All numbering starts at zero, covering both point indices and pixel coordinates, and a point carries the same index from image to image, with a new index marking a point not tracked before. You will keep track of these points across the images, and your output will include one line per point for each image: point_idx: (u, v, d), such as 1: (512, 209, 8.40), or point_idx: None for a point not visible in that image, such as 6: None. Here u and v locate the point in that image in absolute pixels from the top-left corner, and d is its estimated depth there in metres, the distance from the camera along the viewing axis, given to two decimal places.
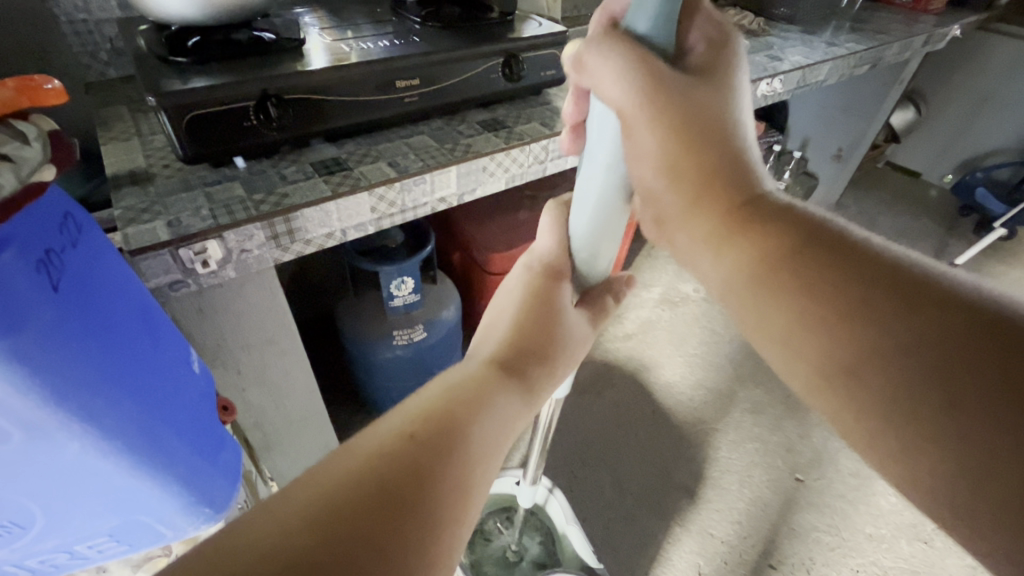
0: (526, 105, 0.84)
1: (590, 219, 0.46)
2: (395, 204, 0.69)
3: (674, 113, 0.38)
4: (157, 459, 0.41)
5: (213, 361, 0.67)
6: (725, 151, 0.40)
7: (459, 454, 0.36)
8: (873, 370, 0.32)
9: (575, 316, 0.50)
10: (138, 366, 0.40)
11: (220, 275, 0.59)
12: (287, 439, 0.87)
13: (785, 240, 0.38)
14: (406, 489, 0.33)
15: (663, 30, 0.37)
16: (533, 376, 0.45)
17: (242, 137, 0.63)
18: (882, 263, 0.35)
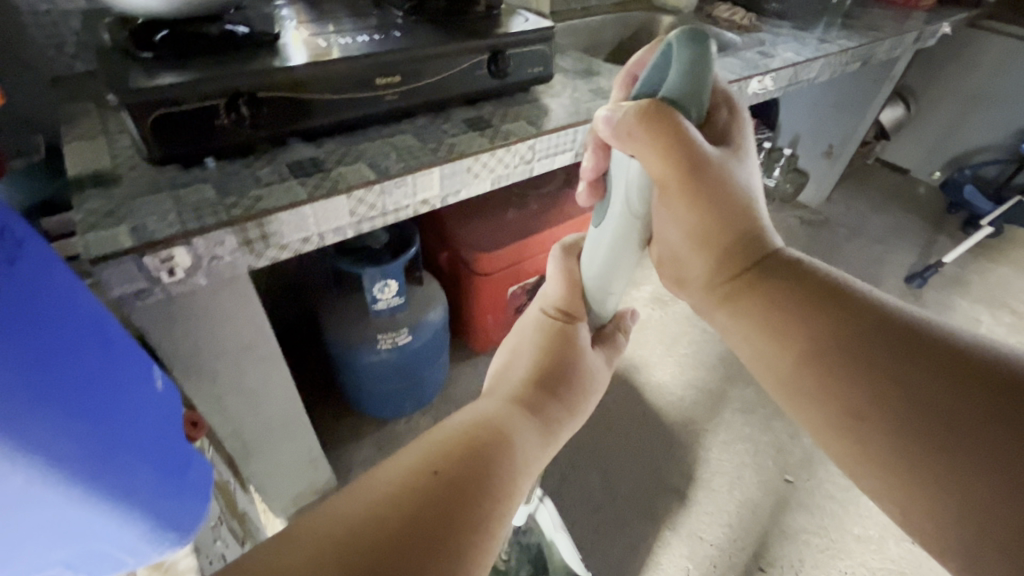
0: (512, 103, 0.81)
1: (601, 266, 0.50)
2: (375, 206, 0.66)
3: (705, 185, 0.43)
4: (106, 486, 0.38)
5: (185, 371, 0.64)
6: (744, 220, 0.47)
7: (490, 487, 0.35)
8: (869, 417, 0.39)
9: (589, 355, 0.51)
10: (89, 390, 0.37)
11: (191, 283, 0.57)
12: (268, 448, 0.85)
13: (796, 296, 0.44)
14: (437, 521, 0.31)
15: (690, 93, 0.39)
16: (553, 415, 0.46)
17: (212, 137, 0.60)
18: (883, 321, 0.41)
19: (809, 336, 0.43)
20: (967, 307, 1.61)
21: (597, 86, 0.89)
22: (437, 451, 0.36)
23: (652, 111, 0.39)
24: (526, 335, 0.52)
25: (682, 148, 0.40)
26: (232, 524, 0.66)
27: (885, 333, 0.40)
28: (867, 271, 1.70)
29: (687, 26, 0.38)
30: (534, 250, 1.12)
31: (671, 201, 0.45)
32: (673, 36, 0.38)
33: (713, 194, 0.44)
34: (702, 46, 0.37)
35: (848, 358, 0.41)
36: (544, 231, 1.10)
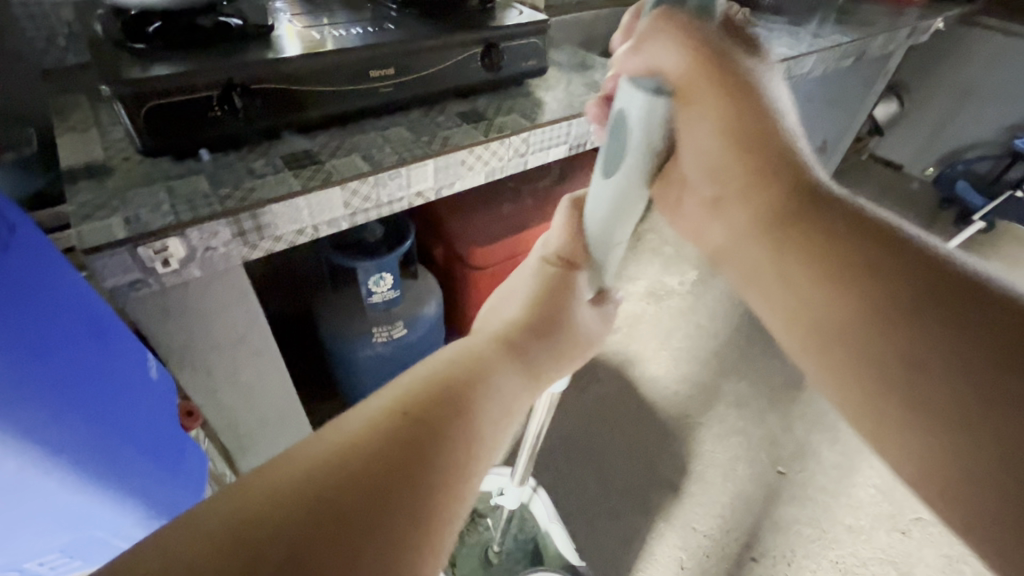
0: (506, 97, 0.82)
1: (605, 211, 0.44)
2: (369, 198, 0.67)
3: (730, 94, 0.44)
4: (99, 474, 0.39)
5: (180, 363, 0.64)
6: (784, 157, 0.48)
7: (466, 430, 0.35)
8: (897, 349, 0.41)
9: (581, 310, 0.48)
10: (85, 379, 0.37)
11: (185, 274, 0.57)
12: (263, 441, 0.85)
13: (839, 232, 0.45)
14: (415, 458, 0.31)
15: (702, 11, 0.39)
16: (541, 361, 0.44)
17: (206, 130, 0.60)
18: (931, 265, 0.42)
19: (849, 272, 0.44)
20: None
21: (591, 80, 0.90)
22: (422, 391, 0.35)
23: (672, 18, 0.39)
24: (521, 280, 0.49)
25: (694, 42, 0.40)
26: None
27: (928, 276, 0.41)
28: None
29: None
30: (529, 244, 1.12)
31: (702, 114, 0.45)
32: None
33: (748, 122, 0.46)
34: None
35: (890, 293, 0.42)
36: (539, 225, 1.10)
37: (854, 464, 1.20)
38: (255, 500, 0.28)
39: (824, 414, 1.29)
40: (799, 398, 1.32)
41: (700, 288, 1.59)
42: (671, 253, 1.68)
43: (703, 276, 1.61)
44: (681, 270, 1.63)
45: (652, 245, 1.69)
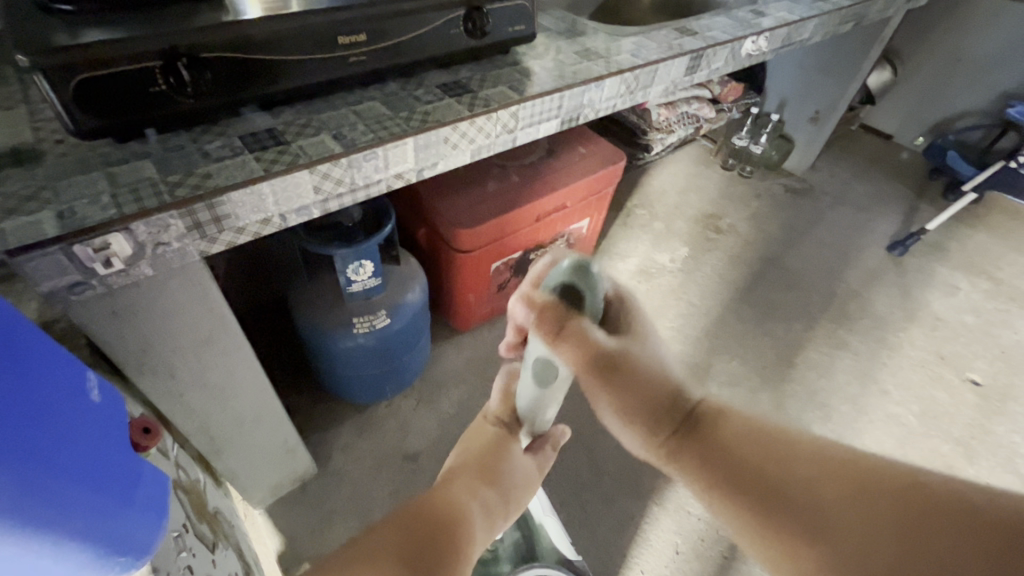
0: (492, 66, 0.75)
1: (528, 400, 0.57)
2: (341, 182, 0.60)
3: (623, 380, 0.44)
4: (18, 510, 0.31)
5: (138, 369, 0.59)
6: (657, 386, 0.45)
7: (465, 524, 0.46)
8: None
9: (516, 459, 0.61)
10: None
11: (134, 273, 0.50)
12: (239, 441, 0.80)
13: (730, 457, 0.41)
14: (443, 535, 0.43)
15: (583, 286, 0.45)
16: (495, 499, 0.54)
17: (150, 106, 0.52)
18: (814, 481, 0.37)
19: (789, 552, 0.36)
20: (948, 274, 1.62)
21: (584, 47, 0.83)
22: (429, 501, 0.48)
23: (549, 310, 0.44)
24: (470, 442, 0.62)
25: (588, 346, 0.44)
26: (202, 528, 0.62)
27: (864, 518, 0.34)
28: (849, 240, 1.69)
29: (573, 259, 0.45)
30: (517, 225, 1.07)
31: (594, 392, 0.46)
32: (564, 267, 0.46)
33: (633, 376, 0.44)
34: (588, 268, 0.45)
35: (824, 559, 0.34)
36: (528, 204, 1.05)
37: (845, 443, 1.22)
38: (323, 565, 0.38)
39: (814, 391, 1.30)
40: (791, 376, 1.33)
41: (691, 264, 1.56)
42: (661, 229, 1.64)
43: (694, 252, 1.58)
44: (671, 246, 1.59)
45: (641, 220, 1.65)
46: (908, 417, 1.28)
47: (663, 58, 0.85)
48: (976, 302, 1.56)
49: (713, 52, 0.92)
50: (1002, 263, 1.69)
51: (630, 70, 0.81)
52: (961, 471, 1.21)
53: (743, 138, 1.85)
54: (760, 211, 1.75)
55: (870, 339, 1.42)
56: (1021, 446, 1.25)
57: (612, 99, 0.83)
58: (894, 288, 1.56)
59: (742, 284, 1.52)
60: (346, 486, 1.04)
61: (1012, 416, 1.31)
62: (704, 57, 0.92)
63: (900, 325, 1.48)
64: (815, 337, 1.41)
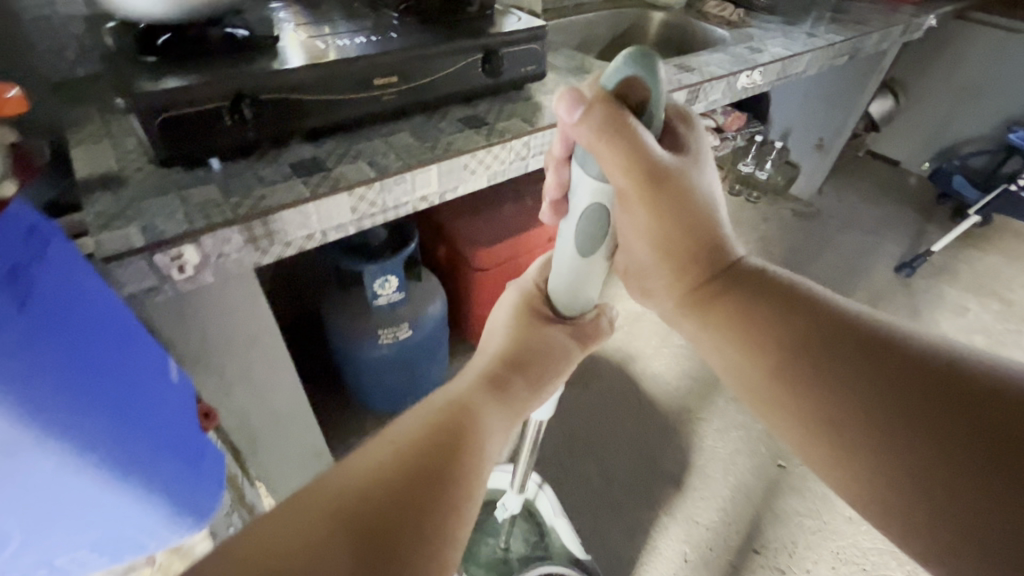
0: (507, 101, 0.83)
1: (568, 277, 0.51)
2: (375, 204, 0.69)
3: (660, 206, 0.46)
4: (102, 452, 0.38)
5: (194, 366, 0.66)
6: (704, 225, 0.49)
7: (471, 447, 0.39)
8: (808, 395, 0.41)
9: (549, 329, 0.52)
10: (100, 379, 0.38)
11: (199, 280, 0.59)
12: (274, 441, 0.87)
13: (765, 305, 0.46)
14: (407, 512, 0.33)
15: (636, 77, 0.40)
16: (521, 393, 0.47)
17: (217, 140, 0.62)
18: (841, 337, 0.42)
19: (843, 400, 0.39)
20: (955, 295, 1.66)
21: None
22: (438, 408, 0.41)
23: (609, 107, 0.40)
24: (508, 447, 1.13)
25: (633, 147, 0.41)
26: (242, 513, 0.69)
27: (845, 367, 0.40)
28: (854, 262, 1.74)
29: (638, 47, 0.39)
30: (530, 245, 1.14)
31: (630, 209, 0.47)
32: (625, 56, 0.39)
33: (676, 202, 0.47)
34: (654, 66, 0.39)
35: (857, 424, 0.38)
36: (540, 225, 1.12)
37: None
38: (285, 530, 0.32)
39: None
40: None
41: None
42: None
43: None
44: None
45: None
46: None
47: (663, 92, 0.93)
48: (985, 322, 1.58)
49: (710, 86, 1.01)
50: (1012, 285, 1.70)
51: None
52: None
53: (748, 164, 1.90)
54: (766, 234, 1.82)
55: None
56: None
57: None
58: (900, 309, 1.60)
59: None
60: None
61: None
62: (702, 91, 1.00)
63: None
64: None
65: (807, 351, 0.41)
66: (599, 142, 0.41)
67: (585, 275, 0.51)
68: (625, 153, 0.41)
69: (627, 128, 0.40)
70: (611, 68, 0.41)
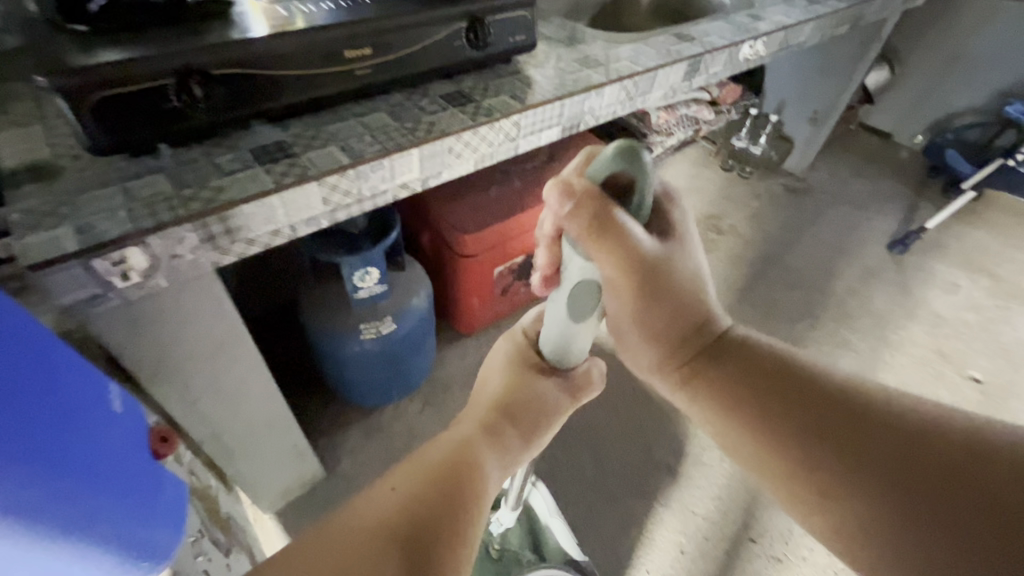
0: (494, 75, 0.76)
1: (556, 346, 0.45)
2: (349, 193, 0.62)
3: (654, 288, 0.42)
4: None
5: (154, 377, 0.60)
6: (691, 299, 0.44)
7: (462, 510, 0.34)
8: (816, 490, 0.37)
9: (543, 383, 0.45)
10: (20, 418, 0.32)
11: (150, 285, 0.52)
12: (251, 447, 0.82)
13: (764, 384, 0.41)
14: None
15: (621, 168, 0.37)
16: (521, 441, 0.41)
17: (164, 123, 0.54)
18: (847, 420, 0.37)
19: (856, 497, 0.35)
20: (947, 272, 1.64)
21: (582, 55, 0.84)
22: (429, 463, 0.36)
23: (597, 199, 0.37)
24: None
25: (624, 244, 0.38)
26: (217, 533, 0.63)
27: (858, 460, 0.36)
28: (846, 239, 1.72)
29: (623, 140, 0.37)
30: (519, 229, 1.08)
31: (616, 294, 0.43)
32: (612, 148, 0.37)
33: (663, 284, 0.42)
34: (640, 157, 0.37)
35: (877, 524, 0.34)
36: (530, 209, 1.06)
37: None
38: None
39: None
40: None
41: None
42: None
43: None
44: None
45: None
46: None
47: (663, 64, 0.86)
48: (976, 299, 1.57)
49: (711, 57, 0.94)
50: (1003, 260, 1.69)
51: (629, 77, 0.82)
52: None
53: (743, 139, 1.89)
54: (758, 212, 1.78)
55: (869, 336, 1.46)
56: None
57: (613, 105, 0.84)
58: (892, 286, 1.59)
59: (740, 286, 1.56)
60: (354, 488, 1.05)
61: (1014, 412, 1.33)
62: (702, 63, 0.93)
63: (900, 322, 1.50)
64: (814, 337, 1.46)
65: (821, 441, 0.37)
66: (590, 238, 0.38)
67: (576, 340, 0.45)
68: (617, 248, 0.38)
69: (616, 222, 0.38)
70: (599, 158, 0.38)
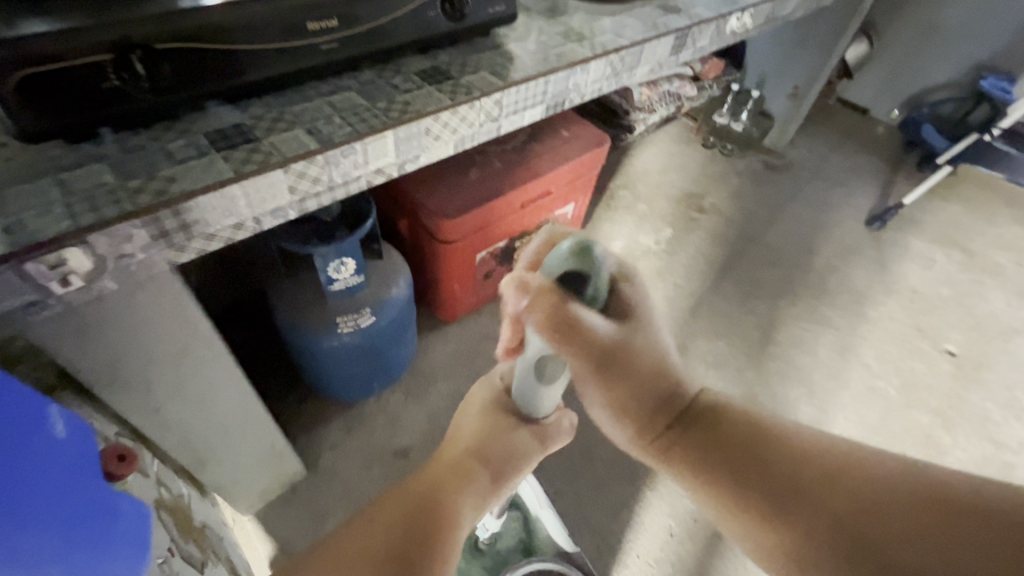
0: (471, 50, 0.71)
1: (527, 400, 0.48)
2: (319, 180, 0.57)
3: (620, 366, 0.41)
4: None
5: (111, 385, 0.55)
6: (659, 370, 0.42)
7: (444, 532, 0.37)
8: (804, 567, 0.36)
9: (518, 434, 0.48)
10: None
11: (97, 288, 0.47)
12: (224, 450, 0.78)
13: (739, 456, 0.39)
14: None
15: (575, 263, 0.41)
16: (495, 478, 0.44)
17: (105, 105, 0.48)
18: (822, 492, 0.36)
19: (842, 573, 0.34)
20: (922, 247, 1.66)
21: (565, 28, 0.79)
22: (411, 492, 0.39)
23: (553, 295, 0.40)
24: None
25: (584, 335, 0.40)
26: (190, 548, 0.59)
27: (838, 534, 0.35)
28: (826, 215, 1.72)
29: (579, 239, 0.41)
30: (501, 213, 1.04)
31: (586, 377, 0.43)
32: (567, 246, 0.41)
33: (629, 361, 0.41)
34: (594, 254, 0.41)
35: None
36: (512, 192, 1.02)
37: (829, 418, 1.28)
38: None
39: (794, 365, 1.36)
40: (771, 352, 1.38)
41: (675, 246, 1.58)
42: (644, 210, 1.65)
43: (676, 233, 1.60)
44: (655, 227, 1.61)
45: (624, 201, 1.66)
46: (888, 389, 1.34)
47: (650, 37, 0.82)
48: (950, 273, 1.60)
49: (698, 30, 0.90)
50: (976, 234, 1.73)
51: (615, 51, 0.78)
52: (940, 441, 1.27)
53: (723, 115, 1.87)
54: (739, 189, 1.77)
55: (848, 312, 1.48)
56: (996, 413, 1.32)
57: (598, 81, 0.80)
58: (870, 262, 1.60)
59: (722, 264, 1.55)
60: (337, 484, 1.02)
61: (986, 384, 1.37)
62: (689, 36, 0.89)
63: (878, 298, 1.53)
64: (796, 315, 1.46)
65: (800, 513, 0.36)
66: (553, 334, 0.40)
67: (543, 398, 0.48)
68: (579, 343, 0.40)
69: (575, 318, 0.40)
70: (555, 254, 0.41)
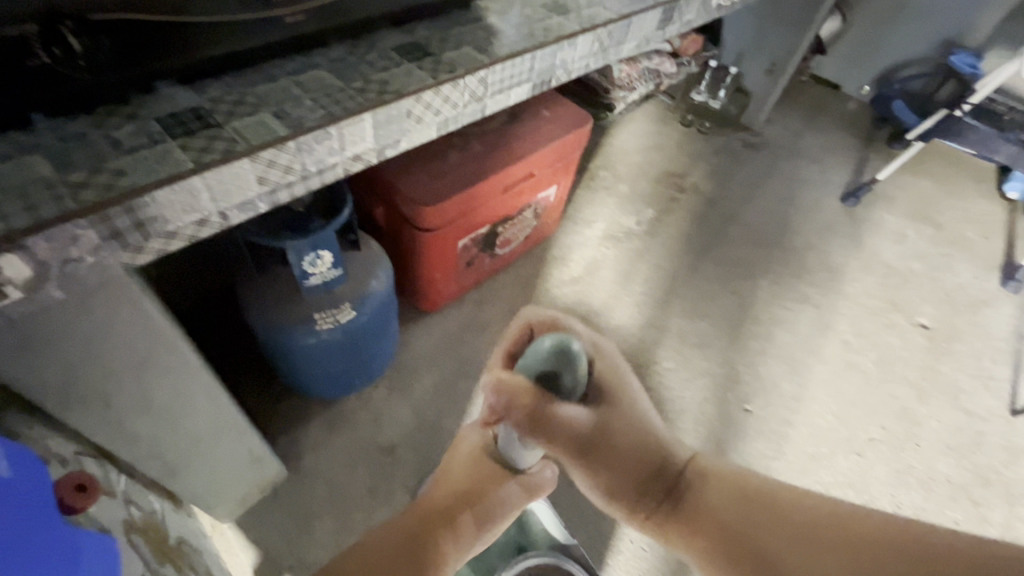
0: (451, 24, 0.65)
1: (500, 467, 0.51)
2: (291, 170, 0.51)
3: (598, 451, 0.46)
4: None
5: (65, 403, 0.50)
6: (641, 450, 0.47)
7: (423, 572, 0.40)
8: None
9: (506, 487, 0.50)
10: None
11: (40, 300, 0.40)
12: (198, 460, 0.73)
13: (712, 511, 0.41)
14: None
15: (550, 359, 0.47)
16: (479, 521, 0.47)
17: (35, 87, 0.42)
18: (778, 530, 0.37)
19: None
20: (895, 222, 1.69)
21: None
22: (396, 531, 0.43)
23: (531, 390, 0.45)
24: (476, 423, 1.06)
25: (557, 425, 0.45)
26: (167, 569, 0.55)
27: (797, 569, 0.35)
28: (803, 192, 1.73)
29: (557, 339, 0.47)
30: (483, 198, 1.00)
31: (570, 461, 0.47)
32: (547, 344, 0.47)
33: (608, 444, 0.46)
34: (569, 353, 0.46)
35: None
36: (495, 176, 0.98)
37: (810, 394, 1.30)
38: None
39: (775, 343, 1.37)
40: (754, 332, 1.39)
41: (656, 226, 1.57)
42: (624, 190, 1.62)
43: (656, 214, 1.59)
44: (636, 208, 1.59)
45: (605, 181, 1.63)
46: (865, 363, 1.37)
47: (638, 11, 0.78)
48: (921, 248, 1.64)
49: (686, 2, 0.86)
50: (944, 208, 1.77)
51: (603, 25, 0.73)
52: (915, 412, 1.30)
53: (701, 92, 1.86)
54: (718, 167, 1.76)
55: (826, 289, 1.49)
56: (966, 382, 1.37)
57: (585, 58, 0.76)
58: (845, 238, 1.62)
59: (703, 244, 1.55)
60: (320, 484, 0.98)
61: (956, 355, 1.41)
62: (677, 9, 0.86)
63: (855, 274, 1.55)
64: (777, 293, 1.47)
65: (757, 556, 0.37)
66: (529, 425, 0.45)
67: (525, 457, 0.50)
68: (552, 432, 0.45)
69: (547, 412, 0.45)
70: (535, 350, 0.47)
